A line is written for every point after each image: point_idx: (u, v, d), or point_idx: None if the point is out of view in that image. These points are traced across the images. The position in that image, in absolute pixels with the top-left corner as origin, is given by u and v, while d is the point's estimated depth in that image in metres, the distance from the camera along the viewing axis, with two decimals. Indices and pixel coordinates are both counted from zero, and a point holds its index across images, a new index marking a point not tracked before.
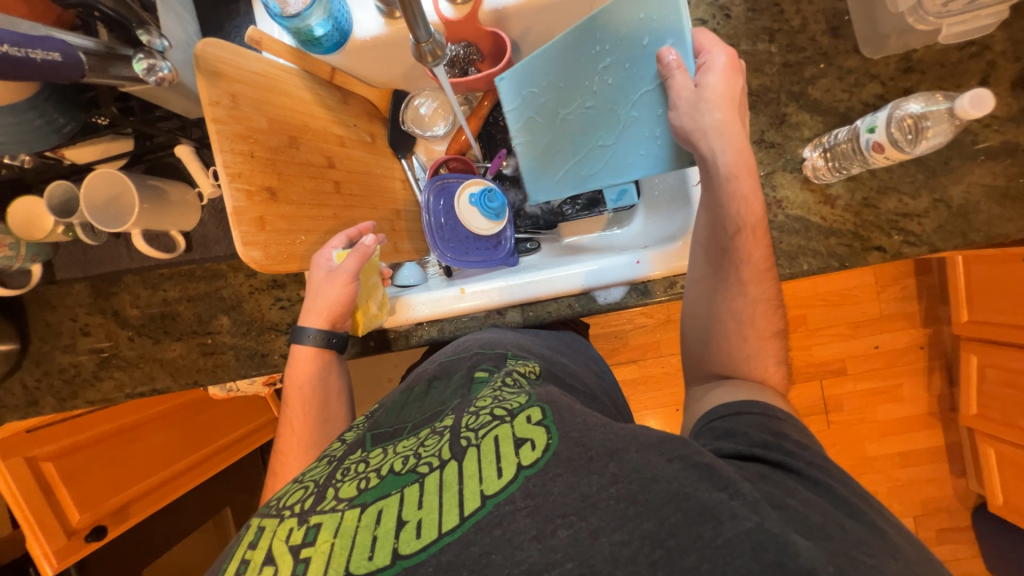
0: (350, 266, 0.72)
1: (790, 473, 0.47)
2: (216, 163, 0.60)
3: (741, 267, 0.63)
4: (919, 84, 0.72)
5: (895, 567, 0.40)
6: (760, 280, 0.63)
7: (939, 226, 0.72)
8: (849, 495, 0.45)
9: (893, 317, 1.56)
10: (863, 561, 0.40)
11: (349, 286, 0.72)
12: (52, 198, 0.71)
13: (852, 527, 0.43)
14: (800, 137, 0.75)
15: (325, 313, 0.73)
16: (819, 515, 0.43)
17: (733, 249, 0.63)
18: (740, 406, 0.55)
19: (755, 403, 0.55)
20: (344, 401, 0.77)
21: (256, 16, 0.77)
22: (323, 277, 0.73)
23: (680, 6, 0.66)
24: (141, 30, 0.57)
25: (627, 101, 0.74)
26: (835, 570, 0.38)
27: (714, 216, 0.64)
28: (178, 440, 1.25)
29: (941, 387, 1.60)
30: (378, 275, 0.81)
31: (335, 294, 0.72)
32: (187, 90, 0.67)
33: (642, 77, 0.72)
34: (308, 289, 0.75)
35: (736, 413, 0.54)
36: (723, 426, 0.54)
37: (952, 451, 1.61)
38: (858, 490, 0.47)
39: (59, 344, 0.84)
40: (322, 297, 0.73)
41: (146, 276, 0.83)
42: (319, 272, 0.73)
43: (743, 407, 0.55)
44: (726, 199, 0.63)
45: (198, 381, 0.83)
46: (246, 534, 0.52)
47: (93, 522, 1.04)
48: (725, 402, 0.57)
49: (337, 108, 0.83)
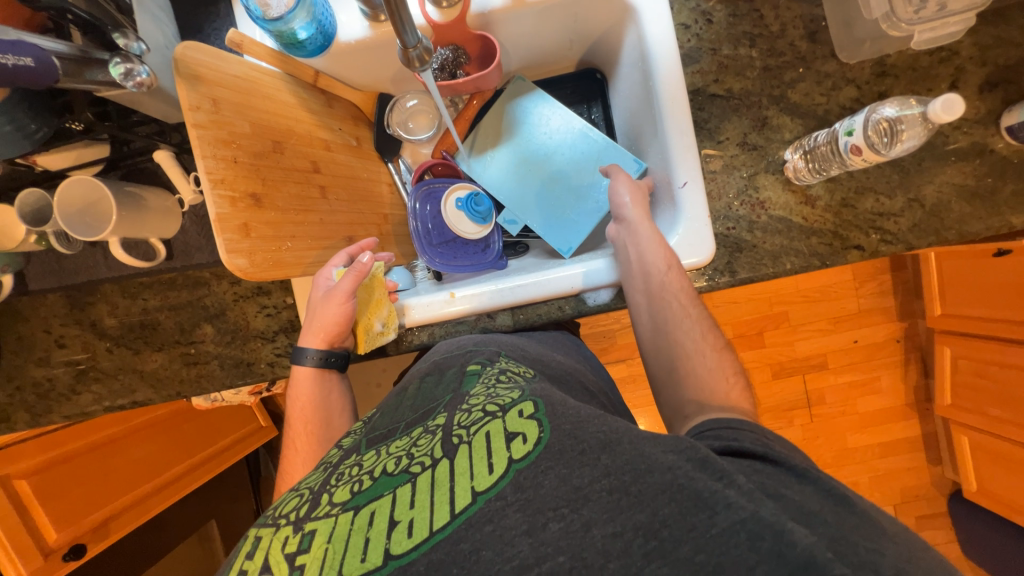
0: (345, 286, 0.73)
1: (777, 465, 0.48)
2: (197, 169, 0.58)
3: (677, 296, 0.68)
4: (893, 88, 0.74)
5: (897, 551, 0.41)
6: (695, 317, 0.67)
7: (914, 225, 0.75)
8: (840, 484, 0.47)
9: (871, 312, 1.61)
10: (860, 545, 0.41)
11: (345, 305, 0.72)
12: (24, 207, 0.69)
13: (846, 515, 0.44)
14: (781, 139, 0.76)
15: (328, 334, 0.73)
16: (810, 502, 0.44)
17: (669, 282, 0.69)
18: (734, 421, 0.54)
19: (740, 419, 0.54)
20: (348, 417, 0.76)
21: (236, 18, 0.75)
22: (322, 297, 0.74)
23: (683, 160, 0.75)
24: (117, 33, 0.55)
25: (563, 176, 0.92)
26: (835, 556, 0.39)
27: (646, 262, 0.70)
28: (161, 452, 1.22)
29: (917, 378, 1.66)
30: (385, 291, 0.79)
31: (331, 313, 0.73)
32: (166, 95, 0.65)
33: (585, 171, 0.91)
34: (307, 311, 0.76)
35: (723, 426, 0.54)
36: (709, 439, 0.53)
37: (928, 440, 1.67)
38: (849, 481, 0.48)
39: (32, 357, 0.81)
40: (320, 316, 0.73)
41: (124, 285, 0.80)
42: (317, 292, 0.75)
43: (731, 421, 0.54)
44: (653, 245, 0.71)
45: (181, 393, 0.81)
46: (243, 546, 0.51)
47: (71, 541, 1.01)
48: (719, 417, 0.56)
49: (322, 112, 0.81)
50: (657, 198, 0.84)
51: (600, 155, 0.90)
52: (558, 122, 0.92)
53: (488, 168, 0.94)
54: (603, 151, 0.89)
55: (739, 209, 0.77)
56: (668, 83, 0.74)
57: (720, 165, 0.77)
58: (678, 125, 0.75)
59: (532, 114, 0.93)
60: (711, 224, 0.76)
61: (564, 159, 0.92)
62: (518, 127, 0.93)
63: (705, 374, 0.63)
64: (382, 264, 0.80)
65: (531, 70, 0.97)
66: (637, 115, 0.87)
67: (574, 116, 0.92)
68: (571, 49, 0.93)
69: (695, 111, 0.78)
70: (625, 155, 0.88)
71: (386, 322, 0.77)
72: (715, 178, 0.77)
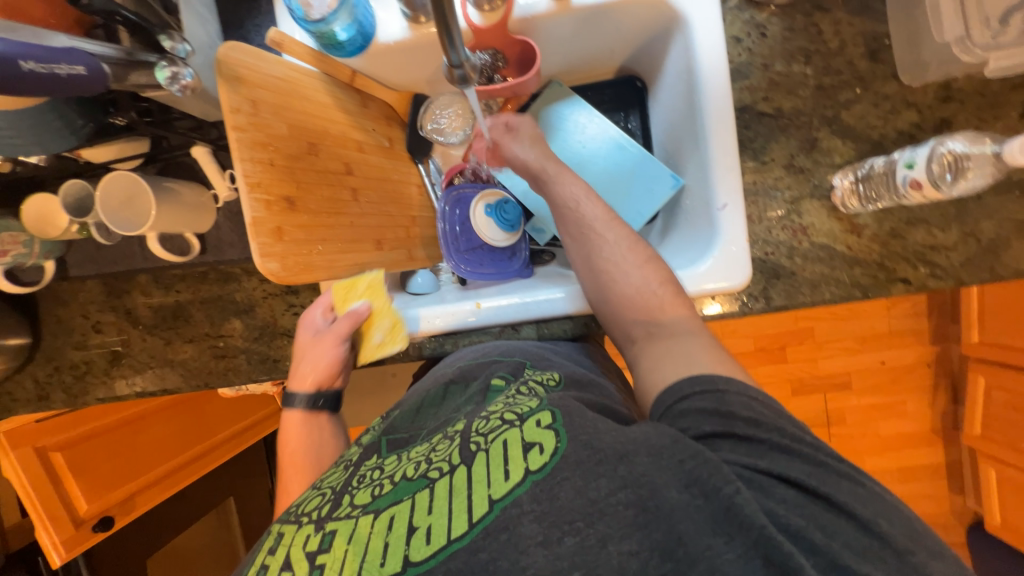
0: (338, 329, 0.75)
1: (830, 506, 0.44)
2: (235, 172, 0.58)
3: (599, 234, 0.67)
4: (958, 114, 0.70)
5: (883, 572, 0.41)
6: (610, 222, 0.68)
7: (966, 260, 0.71)
8: (868, 512, 0.44)
9: (902, 334, 1.55)
10: None
11: (337, 346, 0.75)
12: (67, 197, 0.70)
13: (836, 531, 0.43)
14: (830, 163, 0.73)
15: (315, 378, 0.75)
16: (802, 519, 0.43)
17: (588, 226, 0.68)
18: (718, 381, 0.51)
19: (696, 377, 0.52)
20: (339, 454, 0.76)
21: (277, 16, 0.74)
22: (311, 339, 0.76)
23: (730, 178, 0.71)
24: (164, 35, 0.56)
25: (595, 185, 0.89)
26: None
27: (561, 211, 0.71)
28: (183, 430, 1.26)
29: (945, 405, 1.60)
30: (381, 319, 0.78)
31: (323, 357, 0.75)
32: (208, 96, 0.65)
33: (619, 180, 0.88)
34: (296, 358, 0.77)
35: (681, 400, 0.52)
36: (672, 419, 0.51)
37: (951, 469, 1.62)
38: (862, 494, 0.45)
39: (70, 340, 0.83)
40: (310, 361, 0.75)
41: (159, 276, 0.82)
42: (306, 333, 0.77)
43: (686, 388, 0.52)
44: (566, 197, 0.71)
45: (209, 383, 0.83)
46: (267, 540, 0.53)
47: (100, 512, 1.06)
48: (699, 373, 0.53)
49: (356, 112, 0.81)
50: (691, 214, 0.81)
51: (636, 167, 0.87)
52: (594, 129, 0.89)
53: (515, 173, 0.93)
54: (633, 161, 0.87)
55: (780, 234, 0.73)
56: (714, 100, 0.71)
57: (762, 186, 0.74)
58: (725, 141, 0.72)
59: (565, 119, 0.90)
60: (750, 248, 0.73)
61: (597, 168, 0.89)
62: (551, 133, 0.91)
63: (640, 280, 0.63)
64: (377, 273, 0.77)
65: (569, 74, 0.94)
66: (678, 129, 0.84)
67: (610, 125, 0.90)
68: (613, 56, 0.90)
69: (740, 130, 0.74)
70: (656, 166, 0.85)
71: (389, 335, 0.77)
72: (756, 200, 0.74)
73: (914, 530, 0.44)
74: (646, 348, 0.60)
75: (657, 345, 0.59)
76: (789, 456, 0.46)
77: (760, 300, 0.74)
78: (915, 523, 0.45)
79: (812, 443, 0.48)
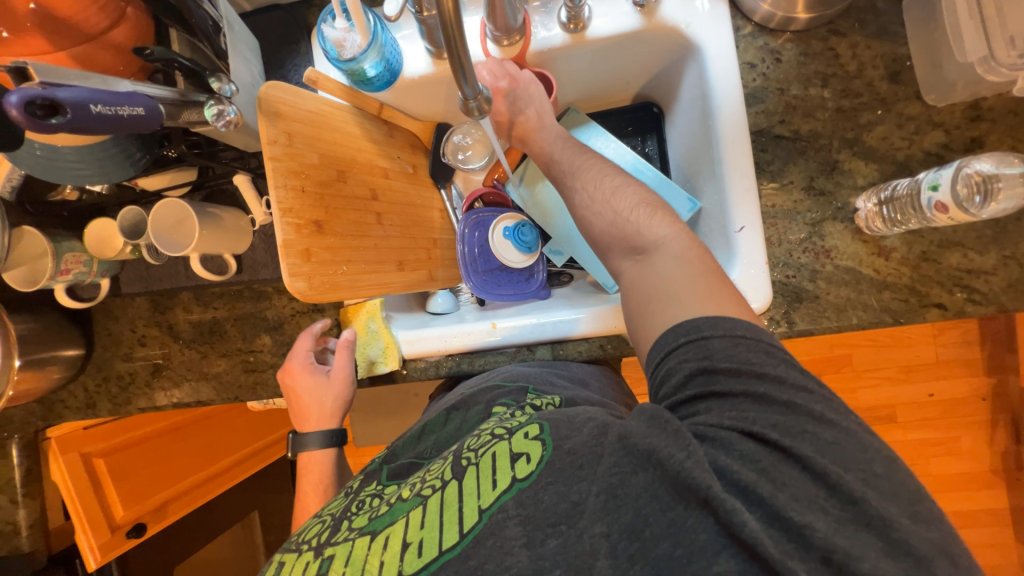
0: (345, 365, 0.80)
1: (790, 459, 0.42)
2: (270, 199, 0.63)
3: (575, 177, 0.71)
4: (989, 134, 0.68)
5: (827, 521, 0.39)
6: (583, 169, 0.71)
7: (1008, 285, 0.67)
8: (825, 459, 0.41)
9: (951, 363, 1.45)
10: None
11: (347, 383, 0.80)
12: (123, 222, 0.77)
13: (785, 484, 0.41)
14: (853, 185, 0.71)
15: (328, 413, 0.80)
16: (754, 474, 0.41)
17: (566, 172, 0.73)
18: (701, 327, 0.49)
19: (681, 328, 0.50)
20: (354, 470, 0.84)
21: (314, 57, 0.81)
22: (319, 380, 0.79)
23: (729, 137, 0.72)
24: (214, 78, 0.62)
25: None
26: None
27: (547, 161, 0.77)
28: (212, 445, 1.32)
29: (1006, 443, 1.46)
30: (378, 344, 0.82)
31: (334, 394, 0.79)
32: (251, 129, 0.72)
33: None
34: (303, 399, 0.79)
35: (666, 356, 0.50)
36: (659, 379, 0.51)
37: (1017, 514, 1.47)
38: (825, 439, 0.42)
39: (119, 352, 0.90)
40: (322, 399, 0.79)
41: (199, 294, 0.88)
42: (310, 376, 0.79)
43: (670, 343, 0.50)
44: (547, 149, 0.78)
45: (239, 397, 0.88)
46: (269, 569, 0.56)
47: (133, 520, 1.11)
48: (685, 320, 0.50)
49: (383, 141, 0.86)
50: (710, 240, 0.80)
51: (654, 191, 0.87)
52: (610, 154, 0.91)
53: (528, 199, 0.96)
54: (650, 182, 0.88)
55: (801, 257, 0.72)
56: (731, 126, 0.72)
57: (783, 210, 0.73)
58: (742, 159, 0.72)
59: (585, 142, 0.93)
60: (769, 271, 0.71)
61: None
62: None
63: (613, 213, 0.64)
64: (377, 301, 0.83)
65: (587, 102, 0.97)
66: (693, 153, 0.85)
67: (627, 149, 0.91)
68: (629, 85, 0.92)
69: (757, 152, 0.74)
70: (674, 188, 0.86)
71: (385, 355, 0.80)
72: (775, 223, 0.73)
73: (871, 473, 0.41)
74: (635, 278, 0.58)
75: (643, 272, 0.58)
76: (762, 406, 0.44)
77: (783, 322, 0.71)
78: (874, 466, 0.42)
79: (792, 387, 0.45)
